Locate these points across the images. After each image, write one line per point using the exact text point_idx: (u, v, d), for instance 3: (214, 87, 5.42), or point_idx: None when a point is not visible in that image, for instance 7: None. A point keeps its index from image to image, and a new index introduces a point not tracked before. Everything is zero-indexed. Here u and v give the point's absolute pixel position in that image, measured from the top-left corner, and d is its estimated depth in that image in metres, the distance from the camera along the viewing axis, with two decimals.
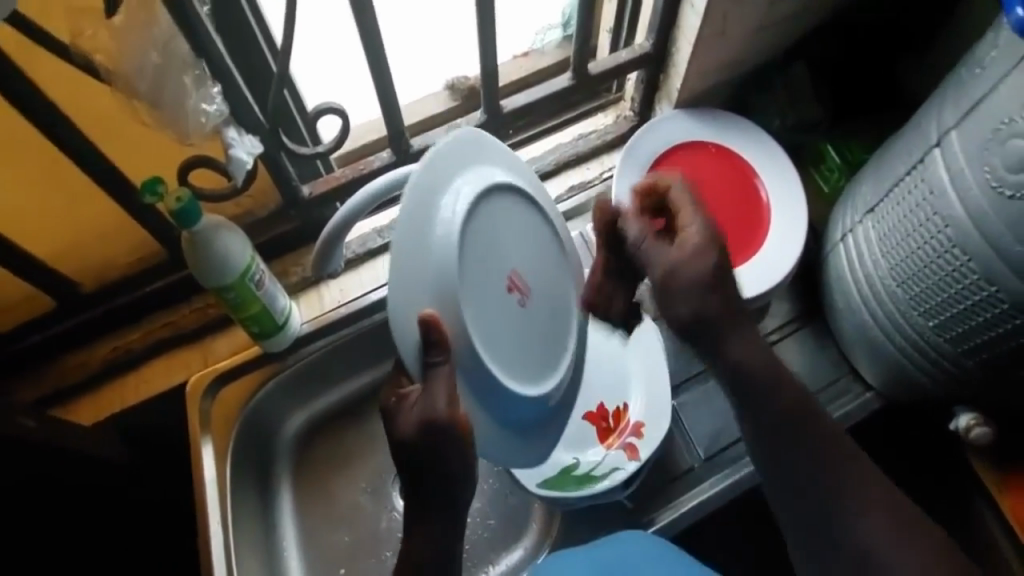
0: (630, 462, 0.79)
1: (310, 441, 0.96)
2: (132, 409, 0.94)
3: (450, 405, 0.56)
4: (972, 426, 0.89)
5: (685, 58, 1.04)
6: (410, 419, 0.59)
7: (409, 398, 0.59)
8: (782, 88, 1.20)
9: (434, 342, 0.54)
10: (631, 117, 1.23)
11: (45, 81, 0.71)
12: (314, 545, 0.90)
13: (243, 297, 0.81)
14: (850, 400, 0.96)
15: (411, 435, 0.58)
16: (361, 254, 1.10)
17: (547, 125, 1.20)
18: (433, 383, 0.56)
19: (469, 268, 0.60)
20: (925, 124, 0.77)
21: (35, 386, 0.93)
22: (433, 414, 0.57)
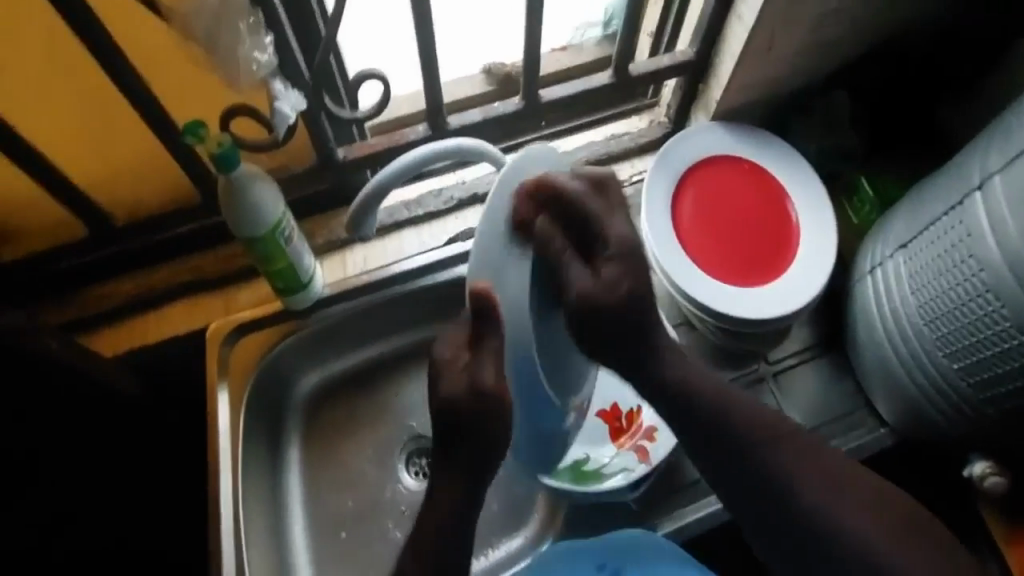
0: (640, 465, 0.79)
1: (321, 402, 0.96)
2: (148, 348, 0.94)
3: (495, 376, 0.65)
4: (987, 473, 0.90)
5: (727, 72, 1.04)
6: (456, 380, 0.67)
7: (458, 361, 0.68)
8: (820, 113, 1.20)
9: (487, 313, 0.62)
10: (666, 123, 1.22)
11: (103, 11, 0.69)
12: (317, 505, 0.90)
13: (270, 249, 0.81)
14: (863, 434, 0.98)
15: (458, 398, 0.67)
16: (387, 224, 1.10)
17: (581, 120, 1.20)
18: (483, 356, 0.65)
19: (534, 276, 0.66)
20: (966, 166, 0.77)
21: (55, 312, 0.93)
22: (481, 383, 0.65)
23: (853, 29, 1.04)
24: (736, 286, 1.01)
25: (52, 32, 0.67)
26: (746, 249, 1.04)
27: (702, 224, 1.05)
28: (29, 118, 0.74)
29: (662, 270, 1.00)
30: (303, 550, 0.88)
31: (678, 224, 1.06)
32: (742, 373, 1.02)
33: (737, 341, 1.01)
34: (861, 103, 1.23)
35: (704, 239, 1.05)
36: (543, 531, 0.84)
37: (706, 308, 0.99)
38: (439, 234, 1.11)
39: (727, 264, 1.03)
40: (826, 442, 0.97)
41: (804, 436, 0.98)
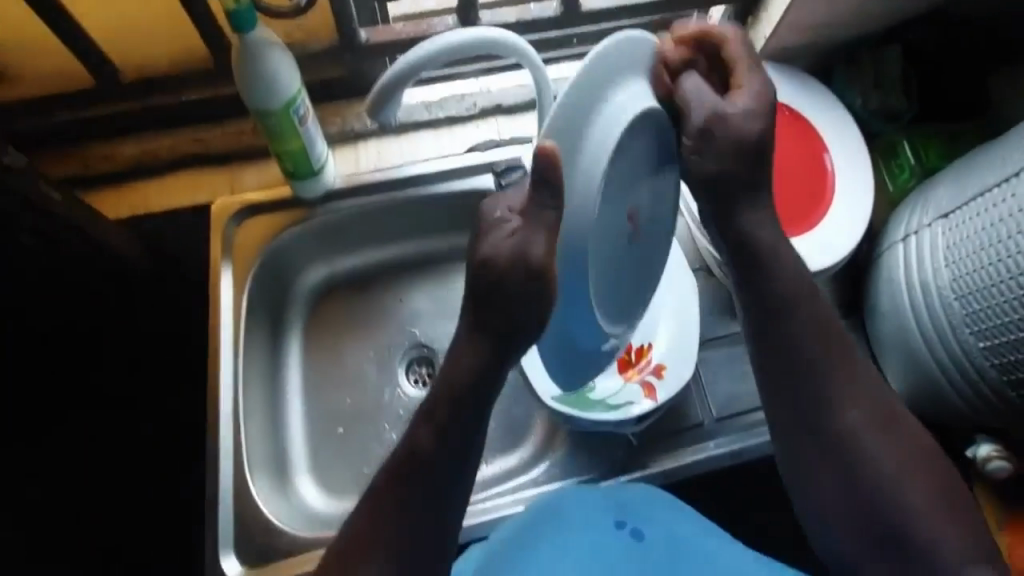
0: (646, 400, 0.78)
1: (325, 298, 0.93)
2: (153, 215, 0.90)
3: (546, 252, 0.54)
4: (992, 456, 0.86)
5: (782, 6, 0.95)
6: (500, 246, 0.56)
7: (508, 225, 0.56)
8: (872, 67, 1.13)
9: (549, 175, 0.51)
10: None
11: None
12: (313, 401, 0.88)
13: (283, 127, 0.75)
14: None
15: (498, 257, 0.55)
16: (404, 124, 1.01)
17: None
18: (540, 224, 0.54)
19: (612, 175, 0.58)
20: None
21: (55, 164, 0.88)
22: (528, 253, 0.54)
23: None
24: None
25: None
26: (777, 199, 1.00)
27: None
28: None
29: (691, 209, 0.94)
30: (299, 443, 0.86)
31: None
32: None
33: None
34: (914, 63, 1.15)
35: None
36: (543, 448, 0.84)
37: None
38: (458, 141, 1.02)
39: None
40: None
41: None
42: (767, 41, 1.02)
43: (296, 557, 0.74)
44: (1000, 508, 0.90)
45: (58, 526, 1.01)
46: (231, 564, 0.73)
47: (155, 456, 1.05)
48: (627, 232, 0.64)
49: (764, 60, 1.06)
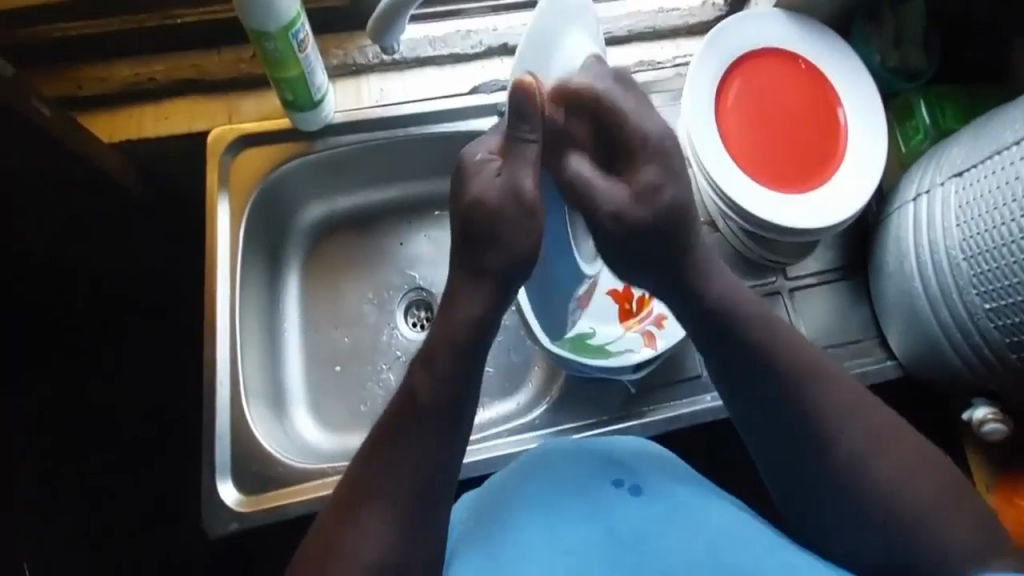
0: (645, 348, 0.78)
1: (325, 237, 0.91)
2: (148, 141, 0.86)
3: (535, 184, 0.56)
4: (988, 419, 0.87)
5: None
6: (486, 184, 0.57)
7: (492, 167, 0.57)
8: (892, 22, 1.08)
9: (524, 109, 0.55)
10: (721, 6, 1.11)
11: None
12: (311, 339, 0.88)
13: (282, 51, 0.71)
14: (868, 361, 0.95)
15: (487, 200, 0.56)
16: (407, 59, 0.97)
17: None
18: (522, 158, 0.56)
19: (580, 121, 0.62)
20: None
21: (48, 81, 0.84)
22: (516, 187, 0.56)
23: None
24: (772, 190, 0.95)
25: None
26: (787, 154, 0.98)
27: (745, 121, 0.98)
28: None
29: (697, 159, 0.93)
30: (296, 379, 0.86)
31: (718, 115, 0.98)
32: (759, 284, 0.98)
33: (760, 248, 0.96)
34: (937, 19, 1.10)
35: (745, 136, 0.98)
36: (541, 392, 0.85)
37: (737, 209, 0.92)
38: (463, 80, 0.97)
39: (766, 165, 0.97)
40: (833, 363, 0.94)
41: None
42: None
43: (293, 486, 0.74)
44: (986, 466, 0.93)
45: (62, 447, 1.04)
46: (228, 488, 0.74)
47: (155, 386, 1.06)
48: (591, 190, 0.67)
49: (781, 9, 1.02)
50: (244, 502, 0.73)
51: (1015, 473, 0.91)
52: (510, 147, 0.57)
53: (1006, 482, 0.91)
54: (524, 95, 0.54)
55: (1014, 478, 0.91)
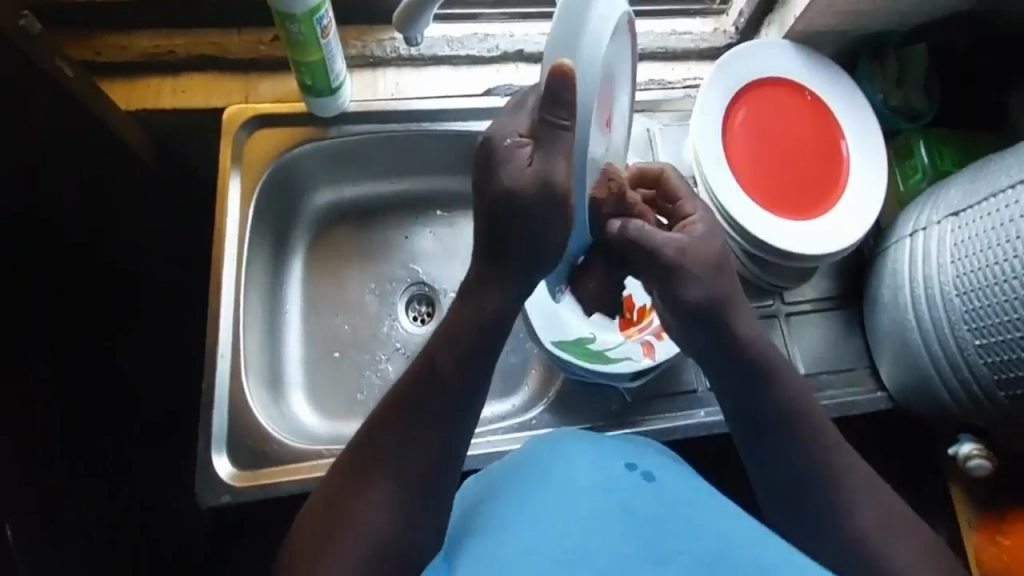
0: (644, 358, 0.79)
1: (333, 223, 0.91)
2: (164, 112, 0.86)
3: (569, 173, 0.52)
4: (973, 454, 0.88)
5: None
6: (520, 172, 0.52)
7: (524, 147, 0.53)
8: (897, 64, 1.12)
9: (562, 95, 0.49)
10: (732, 35, 1.14)
11: None
12: (310, 324, 0.87)
13: (307, 35, 0.72)
14: (858, 390, 0.96)
15: (520, 187, 0.52)
16: (425, 56, 0.98)
17: (648, 8, 1.15)
18: (556, 148, 0.51)
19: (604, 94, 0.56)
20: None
21: (70, 44, 0.84)
22: (551, 177, 0.52)
23: None
24: (774, 215, 0.97)
25: None
26: (790, 181, 1.00)
27: (752, 146, 1.01)
28: None
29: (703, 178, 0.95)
30: (292, 363, 0.85)
31: (726, 136, 1.00)
32: (755, 306, 0.99)
33: (761, 271, 0.98)
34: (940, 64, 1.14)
35: (751, 161, 1.00)
36: (537, 394, 0.85)
37: (741, 231, 0.94)
38: (479, 81, 0.99)
39: (770, 190, 0.99)
40: (823, 389, 0.96)
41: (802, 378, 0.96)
42: (797, 20, 1.01)
43: (287, 465, 0.74)
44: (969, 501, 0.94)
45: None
46: (222, 462, 0.73)
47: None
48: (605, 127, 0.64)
49: (792, 41, 1.04)
50: (237, 477, 0.72)
51: (998, 512, 0.92)
52: (540, 133, 0.52)
53: (989, 519, 0.92)
54: (566, 81, 0.49)
55: (997, 516, 0.92)
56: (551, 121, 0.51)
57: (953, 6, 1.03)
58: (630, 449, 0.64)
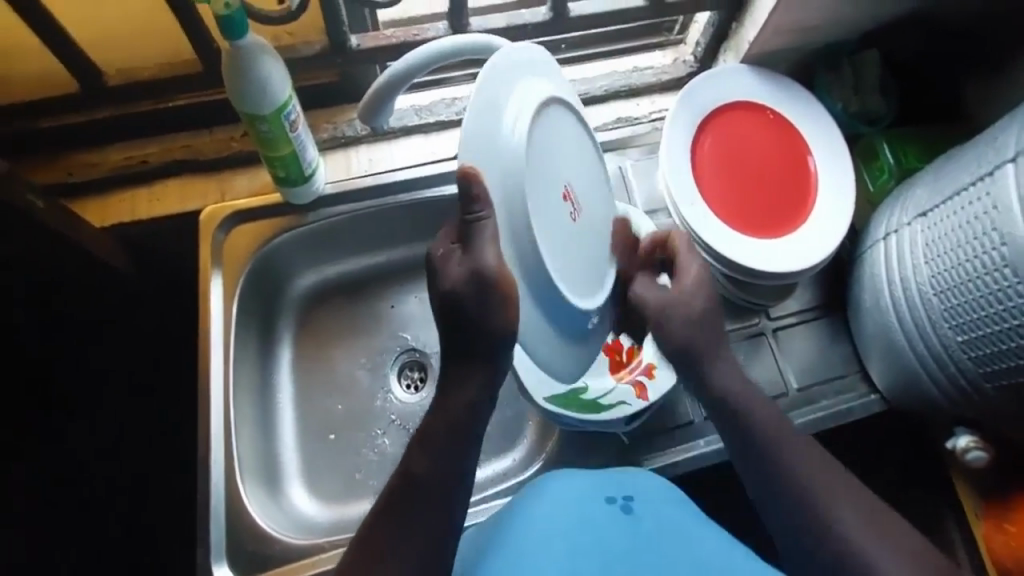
0: (637, 399, 0.80)
1: (317, 306, 0.93)
2: (140, 223, 0.90)
3: (495, 260, 0.57)
4: (970, 446, 0.88)
5: (765, 12, 0.98)
6: (456, 273, 0.59)
7: (453, 254, 0.59)
8: (853, 71, 1.15)
9: (472, 194, 0.55)
10: (691, 63, 1.18)
11: None
12: (306, 406, 0.89)
13: (275, 133, 0.75)
14: (855, 398, 0.96)
15: (458, 285, 0.58)
16: (395, 128, 1.02)
17: (606, 49, 1.19)
18: (479, 239, 0.57)
19: (535, 184, 0.60)
20: (1003, 138, 0.75)
21: (44, 173, 0.88)
22: (481, 268, 0.57)
23: None
24: (749, 238, 0.98)
25: None
26: (762, 201, 1.02)
27: (719, 173, 1.03)
28: None
29: (676, 211, 0.97)
30: (290, 449, 0.87)
31: (694, 165, 1.03)
32: (742, 326, 1.00)
33: (741, 292, 0.99)
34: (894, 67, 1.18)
35: (720, 187, 1.02)
36: (535, 449, 0.87)
37: (716, 256, 0.96)
38: (448, 146, 1.03)
39: (742, 215, 1.00)
40: (819, 402, 0.96)
41: (796, 393, 0.96)
42: (752, 44, 1.05)
43: (292, 563, 0.74)
44: (973, 494, 0.94)
45: (61, 527, 1.05)
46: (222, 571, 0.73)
47: (151, 457, 1.09)
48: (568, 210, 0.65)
49: (747, 64, 1.08)
50: None
51: (1000, 498, 0.92)
52: (465, 233, 0.57)
53: (996, 508, 0.92)
54: (473, 179, 0.55)
55: (1004, 504, 0.91)
56: (471, 220, 0.57)
57: (898, 11, 1.07)
58: (626, 479, 0.70)
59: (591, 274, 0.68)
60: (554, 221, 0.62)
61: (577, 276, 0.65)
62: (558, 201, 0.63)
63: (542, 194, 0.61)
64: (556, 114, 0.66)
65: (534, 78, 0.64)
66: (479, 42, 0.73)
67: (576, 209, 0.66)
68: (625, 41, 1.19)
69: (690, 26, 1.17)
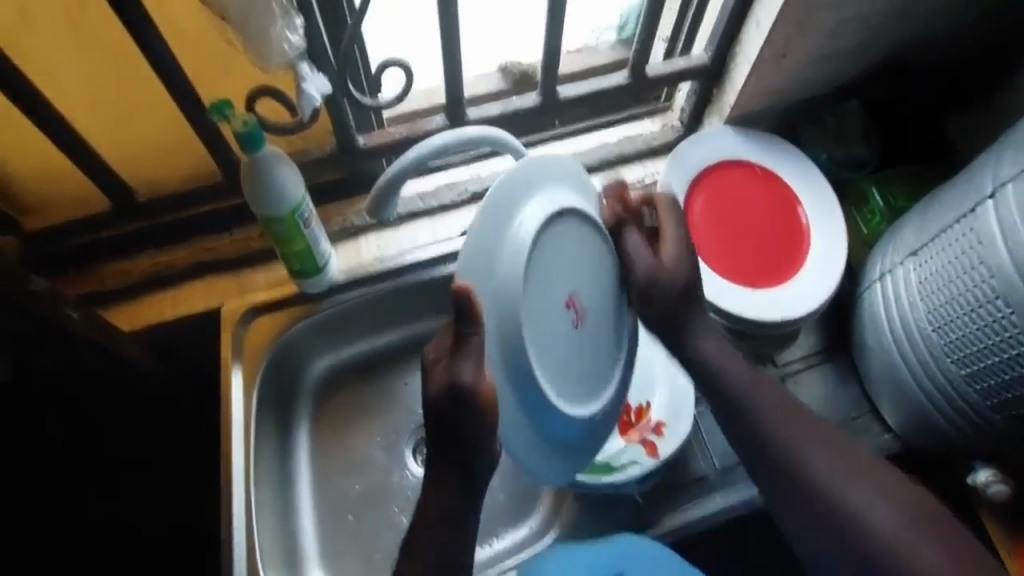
0: (648, 458, 0.84)
1: (331, 388, 0.97)
2: (166, 323, 0.97)
3: (472, 376, 0.64)
4: (990, 481, 0.89)
5: (741, 77, 1.06)
6: (437, 380, 0.66)
7: (440, 360, 0.67)
8: (833, 124, 1.20)
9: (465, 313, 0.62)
10: (678, 128, 1.24)
11: (159, 17, 0.76)
12: (324, 488, 0.91)
13: (290, 231, 0.82)
14: (870, 440, 0.97)
15: (438, 392, 0.66)
16: (402, 214, 1.09)
17: (598, 121, 1.24)
18: (463, 354, 0.64)
19: (534, 294, 0.67)
20: (982, 174, 0.77)
21: (79, 286, 0.96)
22: (458, 381, 0.64)
23: (870, 37, 1.05)
24: (747, 288, 1.01)
25: (104, 23, 0.72)
26: (759, 252, 1.05)
27: (713, 228, 1.06)
28: (71, 102, 0.80)
29: None
30: (310, 535, 0.88)
31: (688, 225, 1.06)
32: None
33: (744, 343, 1.01)
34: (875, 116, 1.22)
35: (716, 242, 1.06)
36: (551, 517, 0.88)
37: (717, 310, 0.98)
38: (454, 227, 1.09)
39: (739, 267, 1.03)
40: None
41: None
42: (733, 108, 1.11)
43: None
44: (1003, 531, 0.91)
45: None
46: None
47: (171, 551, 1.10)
48: (569, 319, 0.71)
49: (730, 125, 1.14)
50: None
51: None
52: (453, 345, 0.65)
53: None
54: (465, 296, 0.61)
55: None
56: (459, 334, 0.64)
57: (869, 65, 1.14)
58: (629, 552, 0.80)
59: (591, 374, 0.74)
60: (541, 322, 0.68)
61: (570, 388, 0.72)
62: (557, 317, 0.70)
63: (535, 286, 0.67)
64: (575, 227, 0.72)
65: (539, 197, 0.69)
66: (478, 133, 0.81)
67: (580, 314, 0.72)
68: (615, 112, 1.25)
69: (675, 95, 1.24)
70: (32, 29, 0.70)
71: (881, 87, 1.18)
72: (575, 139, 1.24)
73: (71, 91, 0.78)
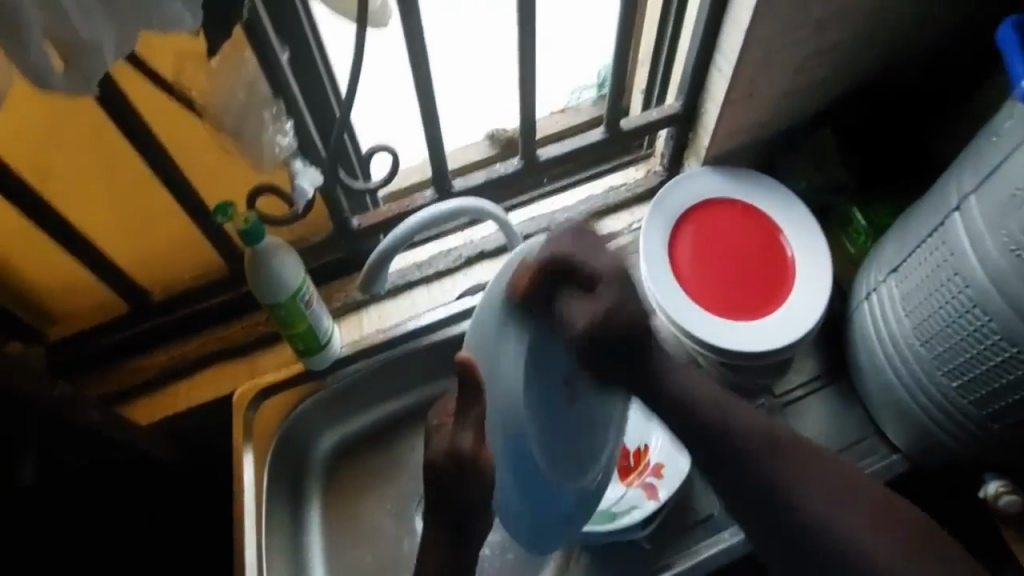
0: (648, 501, 0.92)
1: (340, 462, 1.00)
2: (180, 413, 1.02)
3: (472, 440, 0.67)
4: (1001, 492, 0.90)
5: (713, 121, 1.11)
6: (441, 444, 0.69)
7: (444, 426, 0.70)
8: (811, 150, 1.23)
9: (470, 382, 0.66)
10: (661, 172, 1.29)
11: (165, 134, 0.83)
12: (338, 562, 0.94)
13: (293, 315, 0.87)
14: (875, 461, 0.99)
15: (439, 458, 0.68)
16: (399, 284, 1.14)
17: (591, 171, 1.30)
18: (464, 418, 0.67)
19: (532, 377, 0.74)
20: (946, 188, 0.79)
21: (99, 386, 1.02)
22: (459, 447, 0.67)
23: (833, 68, 1.10)
24: (734, 320, 1.03)
25: (115, 148, 0.79)
26: (745, 283, 1.08)
27: (699, 266, 1.08)
28: (90, 219, 0.87)
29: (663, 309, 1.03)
30: None
31: (677, 264, 1.08)
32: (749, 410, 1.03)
33: (739, 375, 1.03)
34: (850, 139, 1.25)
35: (703, 277, 1.08)
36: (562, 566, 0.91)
37: (706, 343, 1.02)
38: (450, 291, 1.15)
39: (723, 299, 1.06)
40: None
41: None
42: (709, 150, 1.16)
43: None
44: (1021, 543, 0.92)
45: None
46: None
47: None
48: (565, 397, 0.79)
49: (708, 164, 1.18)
50: None
51: None
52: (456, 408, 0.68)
53: None
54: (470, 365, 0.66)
55: None
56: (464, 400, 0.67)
57: (837, 94, 1.18)
58: None
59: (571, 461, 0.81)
60: (540, 377, 0.75)
61: (563, 464, 0.80)
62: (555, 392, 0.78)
63: (544, 342, 0.75)
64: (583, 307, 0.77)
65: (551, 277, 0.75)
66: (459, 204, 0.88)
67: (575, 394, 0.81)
68: (600, 163, 1.30)
69: (655, 142, 1.29)
70: (52, 163, 0.78)
71: (851, 111, 1.22)
72: (568, 192, 1.29)
73: (89, 210, 0.86)
